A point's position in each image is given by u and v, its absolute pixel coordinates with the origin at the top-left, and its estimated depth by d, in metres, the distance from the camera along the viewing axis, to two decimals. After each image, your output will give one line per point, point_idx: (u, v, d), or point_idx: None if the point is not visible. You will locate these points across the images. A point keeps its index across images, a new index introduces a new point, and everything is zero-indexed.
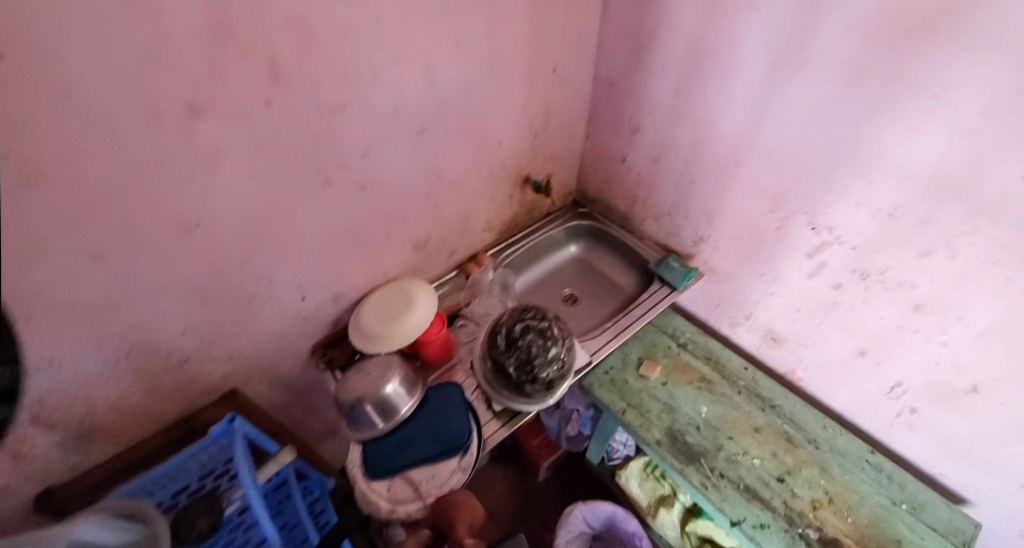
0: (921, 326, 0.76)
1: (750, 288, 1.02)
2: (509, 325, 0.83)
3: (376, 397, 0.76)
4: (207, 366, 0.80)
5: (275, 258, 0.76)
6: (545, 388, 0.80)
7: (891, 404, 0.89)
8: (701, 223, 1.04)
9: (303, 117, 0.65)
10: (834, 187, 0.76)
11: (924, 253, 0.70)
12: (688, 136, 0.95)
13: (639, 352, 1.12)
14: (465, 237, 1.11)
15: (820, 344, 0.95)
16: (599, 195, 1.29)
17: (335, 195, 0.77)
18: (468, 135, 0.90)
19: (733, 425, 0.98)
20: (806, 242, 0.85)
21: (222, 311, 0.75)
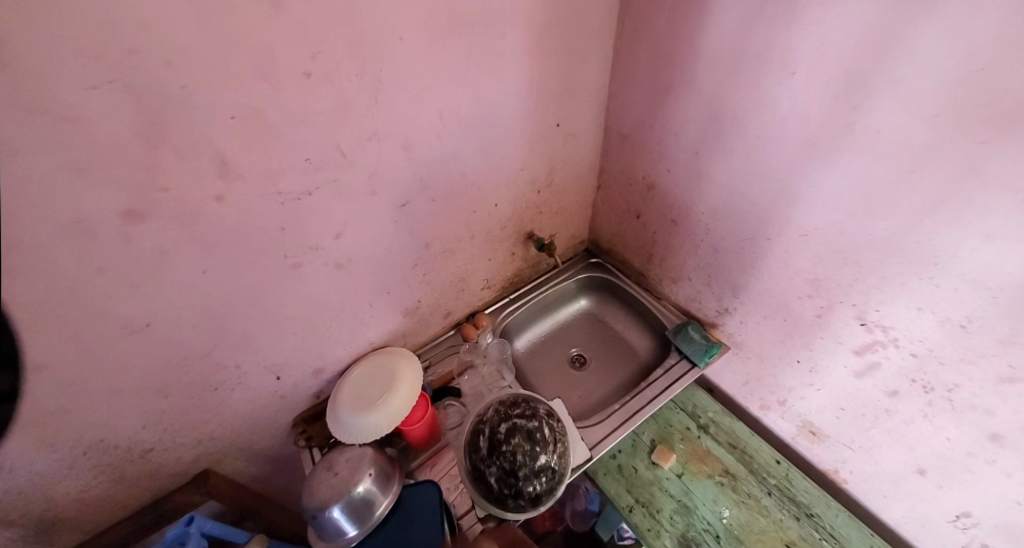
0: (998, 459, 0.61)
1: (784, 373, 0.88)
2: (493, 424, 0.72)
3: (345, 501, 0.69)
4: (175, 453, 0.76)
5: (243, 344, 0.70)
6: (532, 502, 0.69)
7: (958, 534, 0.72)
8: (726, 295, 0.91)
9: (263, 207, 0.58)
10: (889, 281, 0.62)
11: (1005, 377, 0.55)
12: (710, 202, 0.83)
13: (653, 434, 0.98)
14: (461, 299, 1.03)
15: (869, 451, 0.79)
16: (613, 247, 1.17)
17: (307, 277, 0.70)
18: (460, 203, 0.82)
19: (760, 538, 0.84)
20: (851, 339, 0.71)
21: (185, 401, 0.70)
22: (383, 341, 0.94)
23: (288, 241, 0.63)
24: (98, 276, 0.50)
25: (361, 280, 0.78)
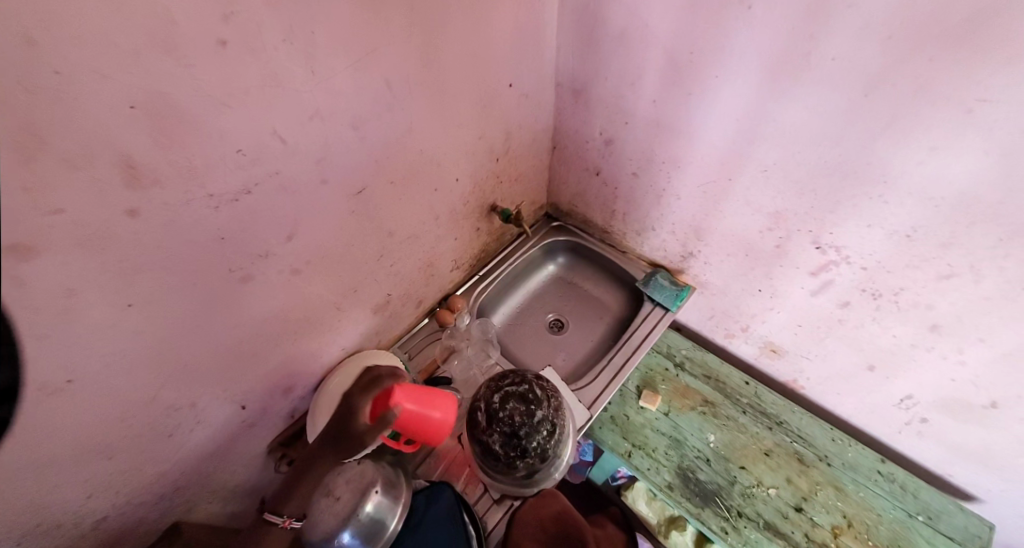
0: (936, 345, 0.70)
1: (749, 304, 0.94)
2: (486, 397, 0.74)
3: (354, 525, 0.64)
4: (135, 514, 0.65)
5: (196, 380, 0.60)
6: (541, 459, 0.71)
7: (901, 413, 0.84)
8: (689, 239, 0.95)
9: (194, 219, 0.47)
10: (843, 204, 0.66)
11: (945, 275, 0.63)
12: (672, 148, 0.82)
13: (638, 381, 1.03)
14: (431, 284, 0.97)
15: (822, 358, 0.89)
16: (573, 208, 1.16)
17: (261, 290, 0.60)
18: (421, 182, 0.75)
19: (743, 452, 0.92)
20: (807, 262, 0.77)
21: (137, 457, 0.59)
22: (356, 343, 0.86)
23: (234, 252, 0.53)
24: None
25: (322, 283, 0.69)
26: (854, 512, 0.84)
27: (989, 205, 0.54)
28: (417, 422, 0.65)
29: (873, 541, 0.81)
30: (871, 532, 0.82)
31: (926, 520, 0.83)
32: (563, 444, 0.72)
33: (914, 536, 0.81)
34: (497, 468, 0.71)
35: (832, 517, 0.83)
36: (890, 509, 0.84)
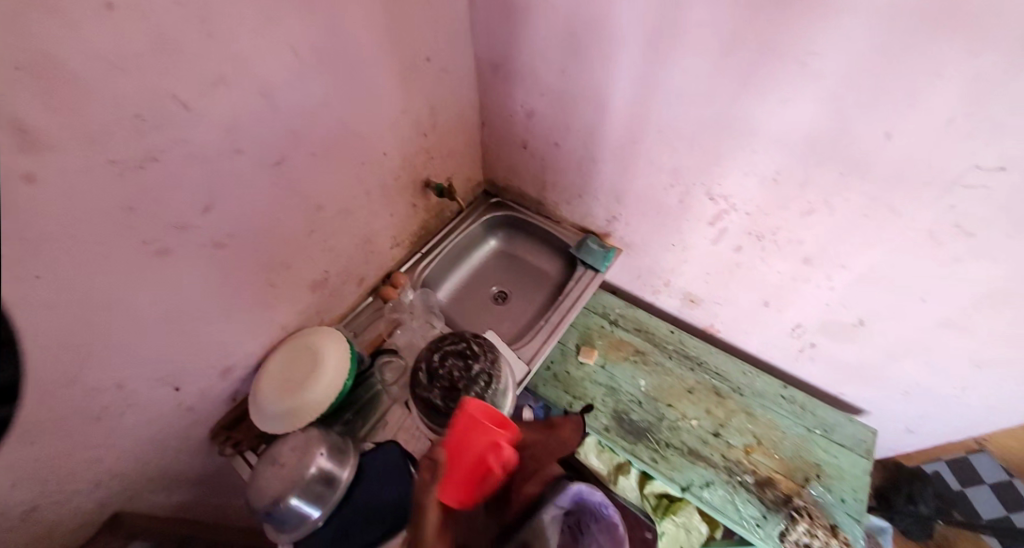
0: (812, 275, 0.82)
1: (667, 259, 1.04)
2: (426, 358, 0.79)
3: (300, 488, 0.65)
4: (66, 506, 0.63)
5: (121, 360, 0.59)
6: None
7: (796, 342, 0.97)
8: (611, 203, 1.03)
9: (97, 187, 0.47)
10: (728, 156, 0.76)
11: (807, 212, 0.74)
12: (585, 115, 0.89)
13: (576, 339, 1.11)
14: (370, 261, 0.99)
15: (731, 301, 1.00)
16: (508, 183, 1.21)
17: (182, 263, 0.60)
18: (345, 154, 0.77)
19: (669, 392, 1.02)
20: (705, 213, 0.87)
21: (63, 442, 0.58)
22: (296, 322, 0.87)
23: (147, 222, 0.53)
24: None
25: (249, 257, 0.70)
26: (761, 431, 0.95)
27: (830, 145, 0.64)
28: (478, 459, 0.60)
29: (778, 455, 0.92)
30: (776, 446, 0.93)
31: (822, 433, 0.94)
32: (500, 393, 0.77)
33: (811, 446, 0.93)
34: (441, 422, 0.76)
35: (744, 438, 0.94)
36: (791, 427, 0.96)
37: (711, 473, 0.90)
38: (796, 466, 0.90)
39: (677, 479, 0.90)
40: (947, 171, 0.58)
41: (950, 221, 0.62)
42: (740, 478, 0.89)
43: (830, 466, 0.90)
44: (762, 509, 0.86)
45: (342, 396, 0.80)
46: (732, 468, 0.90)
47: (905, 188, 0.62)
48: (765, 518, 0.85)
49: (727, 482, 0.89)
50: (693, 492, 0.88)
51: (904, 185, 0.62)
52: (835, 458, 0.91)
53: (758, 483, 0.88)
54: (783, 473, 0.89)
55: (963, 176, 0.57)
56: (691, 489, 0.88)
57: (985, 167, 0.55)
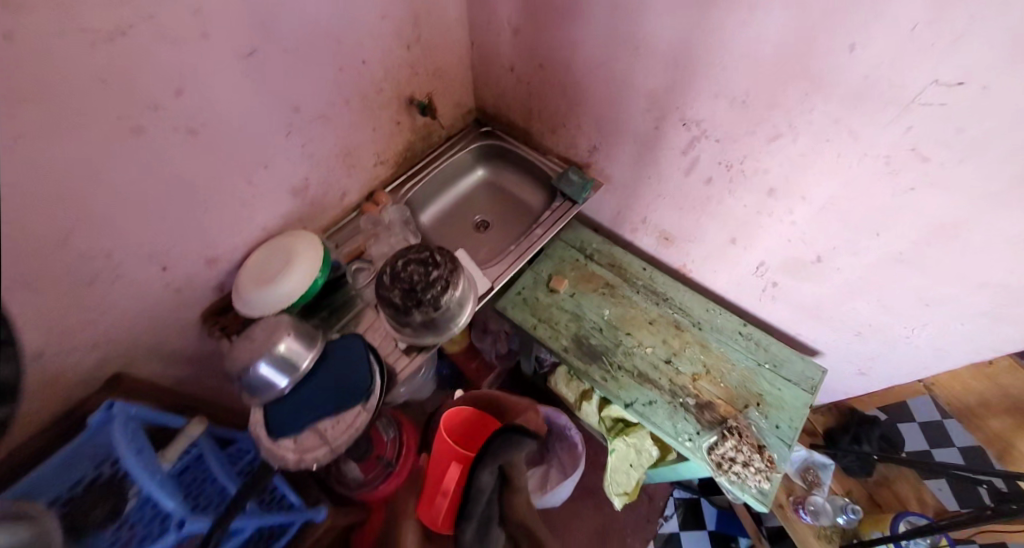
0: (775, 209, 0.83)
1: (643, 193, 1.05)
2: (391, 263, 0.83)
3: (268, 358, 0.73)
4: (70, 359, 0.72)
5: (107, 230, 0.66)
6: (436, 310, 0.81)
7: (758, 280, 0.99)
8: (592, 131, 1.03)
9: (68, 54, 0.51)
10: (701, 75, 0.75)
11: (773, 136, 0.74)
12: (569, 33, 0.88)
13: (549, 269, 1.14)
14: (353, 175, 1.03)
15: (701, 238, 1.02)
16: (497, 111, 1.22)
17: (157, 143, 0.65)
18: (322, 56, 0.79)
19: (631, 321, 1.06)
20: (680, 141, 0.87)
21: (60, 299, 0.65)
22: (279, 225, 0.93)
23: (118, 94, 0.57)
24: None
25: (227, 148, 0.74)
26: (711, 362, 1.00)
27: (796, 58, 0.64)
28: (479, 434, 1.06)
29: (723, 383, 0.97)
30: (723, 377, 0.98)
31: (770, 367, 0.99)
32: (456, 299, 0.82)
33: (758, 379, 0.98)
34: (400, 320, 0.82)
35: (695, 367, 1.00)
36: (742, 360, 1.01)
37: (656, 394, 0.97)
38: (739, 393, 0.96)
39: (622, 396, 0.97)
40: (908, 87, 0.57)
41: (907, 144, 0.61)
42: (682, 400, 0.96)
43: (772, 397, 0.95)
44: (698, 426, 0.92)
45: (313, 290, 0.87)
46: (677, 392, 0.97)
47: (867, 107, 0.62)
48: (697, 434, 0.92)
49: (669, 403, 0.95)
50: (636, 409, 0.95)
51: (865, 104, 0.62)
52: (779, 391, 0.96)
53: (698, 406, 0.95)
54: (725, 399, 0.95)
55: (922, 92, 0.56)
56: (634, 406, 0.95)
57: (944, 81, 0.54)
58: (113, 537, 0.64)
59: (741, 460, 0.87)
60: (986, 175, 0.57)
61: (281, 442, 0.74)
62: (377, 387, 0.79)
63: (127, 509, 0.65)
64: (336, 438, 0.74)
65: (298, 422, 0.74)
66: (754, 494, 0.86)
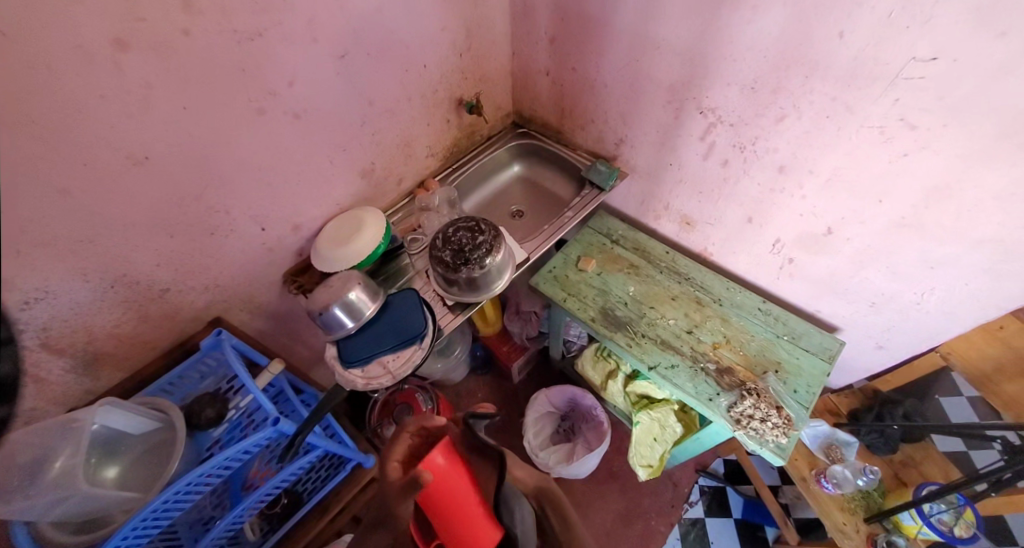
0: (786, 186, 0.92)
1: (665, 180, 1.15)
2: (444, 230, 1.00)
3: (341, 303, 0.88)
4: (188, 297, 0.89)
5: (227, 191, 0.83)
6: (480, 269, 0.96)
7: (776, 258, 1.07)
8: (618, 125, 1.15)
9: (220, 48, 0.69)
10: (713, 66, 0.87)
11: (780, 118, 0.84)
12: (599, 37, 1.02)
13: (578, 251, 1.25)
14: (409, 164, 1.19)
15: (720, 220, 1.11)
16: (533, 114, 1.37)
17: (270, 124, 0.83)
18: (392, 59, 0.96)
19: (654, 297, 1.15)
20: (697, 127, 0.98)
21: (188, 243, 0.83)
22: (348, 202, 1.10)
23: (249, 82, 0.76)
24: (102, 102, 0.61)
25: (317, 131, 0.91)
26: (732, 333, 1.08)
27: (795, 46, 0.74)
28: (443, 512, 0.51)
29: (743, 352, 1.05)
30: (743, 345, 1.06)
31: (789, 338, 1.06)
32: (499, 261, 0.96)
33: (777, 348, 1.05)
34: (449, 278, 0.97)
35: (715, 337, 1.08)
36: (762, 332, 1.08)
37: (678, 359, 1.05)
38: (757, 361, 1.03)
39: (646, 360, 1.05)
40: (891, 64, 0.66)
41: (896, 115, 0.70)
42: (703, 365, 1.04)
43: (790, 365, 1.02)
44: (717, 388, 1.00)
45: (376, 254, 1.03)
46: (698, 358, 1.05)
47: (857, 83, 0.71)
48: (717, 395, 0.99)
49: (691, 367, 1.03)
50: (658, 371, 1.04)
51: (856, 80, 0.71)
52: (797, 359, 1.03)
53: (718, 370, 1.02)
54: (744, 366, 1.02)
55: (903, 68, 0.65)
56: (657, 369, 1.04)
57: (921, 58, 0.63)
58: (218, 435, 0.85)
59: (759, 416, 0.94)
60: (968, 134, 0.65)
61: (351, 370, 0.89)
62: (429, 333, 0.94)
63: (228, 416, 0.87)
64: (396, 370, 0.88)
65: (364, 355, 0.89)
66: (772, 448, 0.93)
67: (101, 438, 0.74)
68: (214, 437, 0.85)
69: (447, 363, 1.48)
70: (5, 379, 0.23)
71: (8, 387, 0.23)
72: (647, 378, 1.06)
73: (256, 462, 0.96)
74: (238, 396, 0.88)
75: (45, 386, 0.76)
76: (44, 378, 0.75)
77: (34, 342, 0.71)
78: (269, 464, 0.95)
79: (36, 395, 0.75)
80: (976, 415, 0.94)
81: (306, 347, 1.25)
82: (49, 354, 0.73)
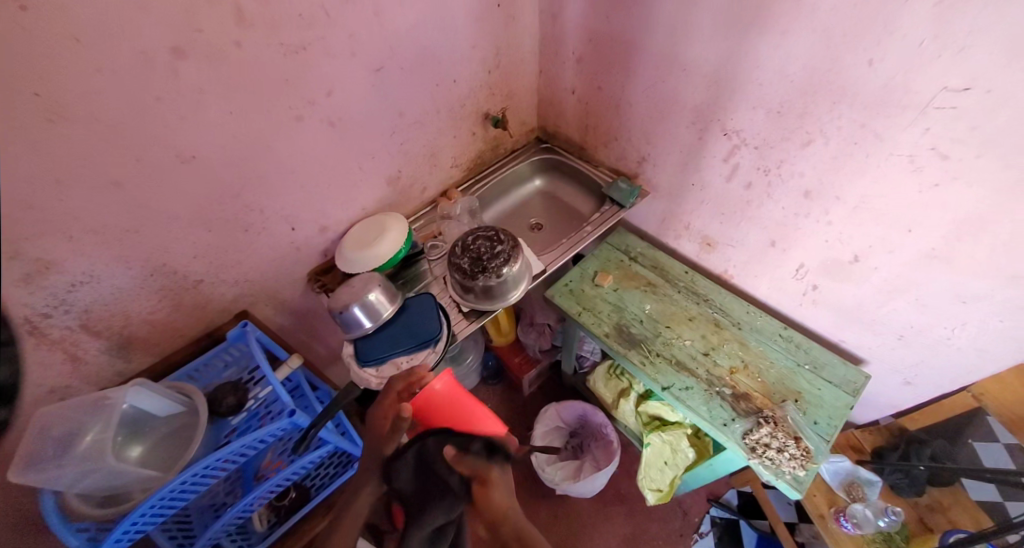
0: (811, 211, 0.90)
1: (687, 200, 1.15)
2: (464, 238, 1.03)
3: (361, 303, 0.90)
4: (219, 290, 0.93)
5: (263, 192, 0.88)
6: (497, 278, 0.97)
7: (799, 284, 1.05)
8: (641, 143, 1.16)
9: (268, 59, 0.74)
10: (740, 89, 0.87)
11: (806, 142, 0.83)
12: (627, 58, 1.04)
13: (595, 266, 1.25)
14: (434, 173, 1.23)
15: (742, 243, 1.10)
16: (557, 130, 1.40)
17: (307, 130, 0.87)
18: (424, 73, 1.00)
19: (671, 317, 1.14)
20: (721, 148, 0.98)
21: (223, 238, 0.87)
22: (373, 207, 1.14)
23: (290, 90, 0.80)
24: (156, 103, 0.66)
25: (349, 139, 0.96)
26: (750, 358, 1.05)
27: (821, 73, 0.74)
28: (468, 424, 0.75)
29: (761, 378, 1.02)
30: (761, 372, 1.03)
31: (811, 367, 1.03)
32: (516, 271, 0.98)
33: (797, 377, 1.02)
34: (466, 285, 0.99)
35: (732, 360, 1.06)
36: (781, 359, 1.05)
37: (693, 381, 1.03)
38: (776, 389, 1.00)
39: (660, 380, 1.04)
40: (922, 94, 0.65)
41: (927, 144, 0.69)
42: (718, 389, 1.01)
43: (811, 395, 0.99)
44: (732, 413, 0.98)
45: (396, 258, 1.05)
46: (714, 381, 1.03)
47: (888, 111, 0.70)
48: (732, 421, 0.97)
49: (705, 391, 1.01)
50: (672, 392, 1.02)
51: (886, 109, 0.70)
52: (819, 389, 0.99)
53: (734, 396, 1.00)
54: (762, 392, 1.00)
55: (934, 99, 0.64)
56: (670, 390, 1.02)
57: (953, 89, 0.62)
58: (236, 424, 0.88)
59: (776, 445, 0.91)
60: (1002, 166, 0.63)
61: (365, 369, 0.92)
62: (443, 338, 0.95)
63: (248, 406, 0.90)
64: (409, 371, 0.90)
65: (379, 355, 0.91)
66: (789, 480, 0.90)
67: (130, 418, 0.78)
68: (231, 425, 0.88)
69: (459, 370, 1.49)
70: (3, 387, 0.24)
71: (5, 391, 0.24)
72: (659, 399, 1.05)
73: (268, 454, 0.98)
74: (257, 387, 0.92)
75: (81, 366, 0.80)
76: (82, 358, 0.79)
77: (77, 323, 0.75)
78: (280, 457, 0.96)
79: (72, 373, 0.79)
80: (1011, 464, 0.85)
81: (323, 345, 1.28)
82: (88, 335, 0.78)
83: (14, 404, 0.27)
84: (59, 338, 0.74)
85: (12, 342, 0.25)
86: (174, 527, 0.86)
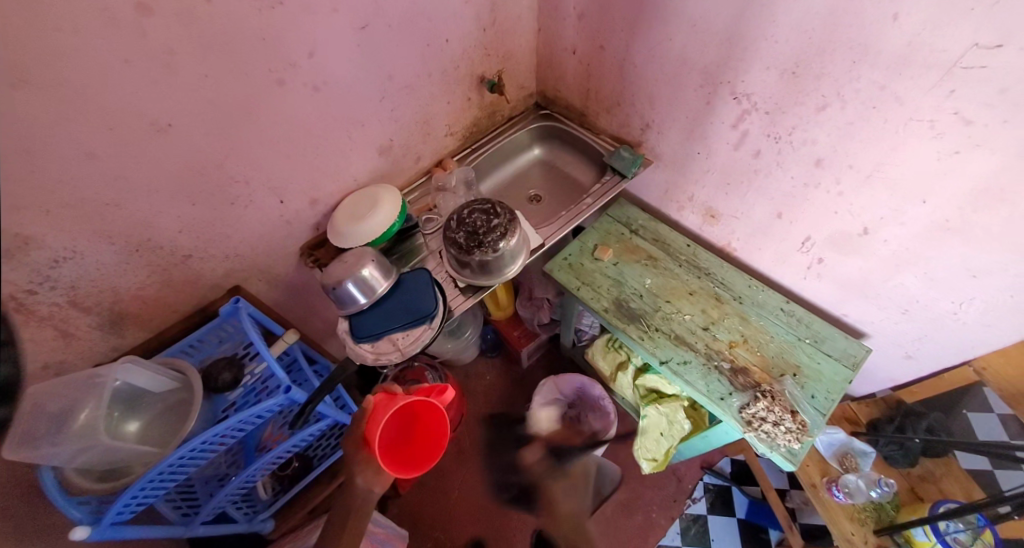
0: (822, 181, 0.87)
1: (691, 170, 1.11)
2: (458, 213, 0.99)
3: (354, 279, 0.88)
4: (209, 264, 0.91)
5: (248, 162, 0.84)
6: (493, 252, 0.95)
7: (803, 257, 1.02)
8: (645, 108, 1.11)
9: (243, 16, 0.69)
10: (753, 48, 0.81)
11: (821, 107, 0.78)
12: (631, 14, 0.97)
13: (595, 240, 1.22)
14: (428, 142, 1.18)
15: (746, 214, 1.06)
16: (557, 94, 1.33)
17: (290, 95, 0.82)
18: (413, 31, 0.94)
19: (671, 291, 1.12)
20: (729, 113, 0.93)
21: (210, 211, 0.84)
22: (365, 178, 1.10)
23: (270, 51, 0.75)
24: (126, 66, 0.62)
25: (336, 105, 0.91)
26: (750, 332, 1.05)
27: (839, 30, 0.69)
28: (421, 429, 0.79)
29: (760, 352, 1.01)
30: (760, 345, 1.02)
31: (811, 342, 1.02)
32: (513, 246, 0.95)
33: (796, 351, 1.01)
34: (462, 260, 0.97)
35: (731, 335, 1.05)
36: (782, 334, 1.04)
37: (691, 355, 1.02)
38: (775, 362, 1.00)
39: (658, 354, 1.03)
40: (949, 52, 0.60)
41: (950, 108, 0.64)
42: (716, 363, 1.01)
43: (810, 369, 0.98)
44: (730, 388, 0.97)
45: (390, 232, 1.03)
46: (712, 355, 1.02)
47: (912, 72, 0.65)
48: (729, 395, 0.97)
49: (704, 365, 1.01)
50: (670, 367, 1.01)
51: (909, 69, 0.65)
52: (818, 364, 0.99)
53: (732, 370, 1.00)
54: (760, 366, 0.99)
55: (962, 57, 0.60)
56: (668, 364, 1.01)
57: (984, 46, 0.57)
58: (233, 399, 0.88)
59: (772, 419, 0.91)
60: None
61: (361, 346, 0.91)
62: (439, 314, 0.94)
63: (244, 382, 0.90)
64: (404, 348, 0.89)
65: (374, 331, 0.90)
66: (783, 452, 0.91)
67: (122, 394, 0.77)
68: (229, 400, 0.88)
69: (457, 344, 1.49)
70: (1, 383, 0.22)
71: (6, 390, 0.23)
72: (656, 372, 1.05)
73: (268, 426, 0.99)
74: (253, 362, 0.91)
75: (73, 342, 0.78)
76: (73, 335, 0.78)
77: (63, 300, 0.73)
78: (281, 429, 0.97)
79: (64, 351, 0.78)
80: (1005, 435, 0.86)
81: (319, 319, 1.27)
82: (77, 312, 0.76)
83: (13, 401, 0.25)
84: (47, 314, 0.72)
85: (10, 338, 0.23)
86: (177, 498, 0.88)
